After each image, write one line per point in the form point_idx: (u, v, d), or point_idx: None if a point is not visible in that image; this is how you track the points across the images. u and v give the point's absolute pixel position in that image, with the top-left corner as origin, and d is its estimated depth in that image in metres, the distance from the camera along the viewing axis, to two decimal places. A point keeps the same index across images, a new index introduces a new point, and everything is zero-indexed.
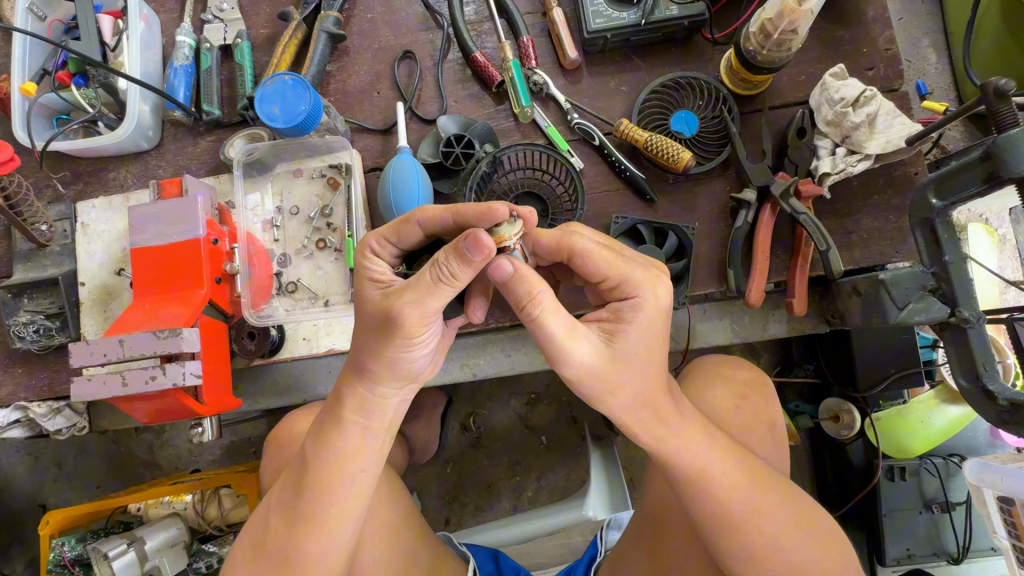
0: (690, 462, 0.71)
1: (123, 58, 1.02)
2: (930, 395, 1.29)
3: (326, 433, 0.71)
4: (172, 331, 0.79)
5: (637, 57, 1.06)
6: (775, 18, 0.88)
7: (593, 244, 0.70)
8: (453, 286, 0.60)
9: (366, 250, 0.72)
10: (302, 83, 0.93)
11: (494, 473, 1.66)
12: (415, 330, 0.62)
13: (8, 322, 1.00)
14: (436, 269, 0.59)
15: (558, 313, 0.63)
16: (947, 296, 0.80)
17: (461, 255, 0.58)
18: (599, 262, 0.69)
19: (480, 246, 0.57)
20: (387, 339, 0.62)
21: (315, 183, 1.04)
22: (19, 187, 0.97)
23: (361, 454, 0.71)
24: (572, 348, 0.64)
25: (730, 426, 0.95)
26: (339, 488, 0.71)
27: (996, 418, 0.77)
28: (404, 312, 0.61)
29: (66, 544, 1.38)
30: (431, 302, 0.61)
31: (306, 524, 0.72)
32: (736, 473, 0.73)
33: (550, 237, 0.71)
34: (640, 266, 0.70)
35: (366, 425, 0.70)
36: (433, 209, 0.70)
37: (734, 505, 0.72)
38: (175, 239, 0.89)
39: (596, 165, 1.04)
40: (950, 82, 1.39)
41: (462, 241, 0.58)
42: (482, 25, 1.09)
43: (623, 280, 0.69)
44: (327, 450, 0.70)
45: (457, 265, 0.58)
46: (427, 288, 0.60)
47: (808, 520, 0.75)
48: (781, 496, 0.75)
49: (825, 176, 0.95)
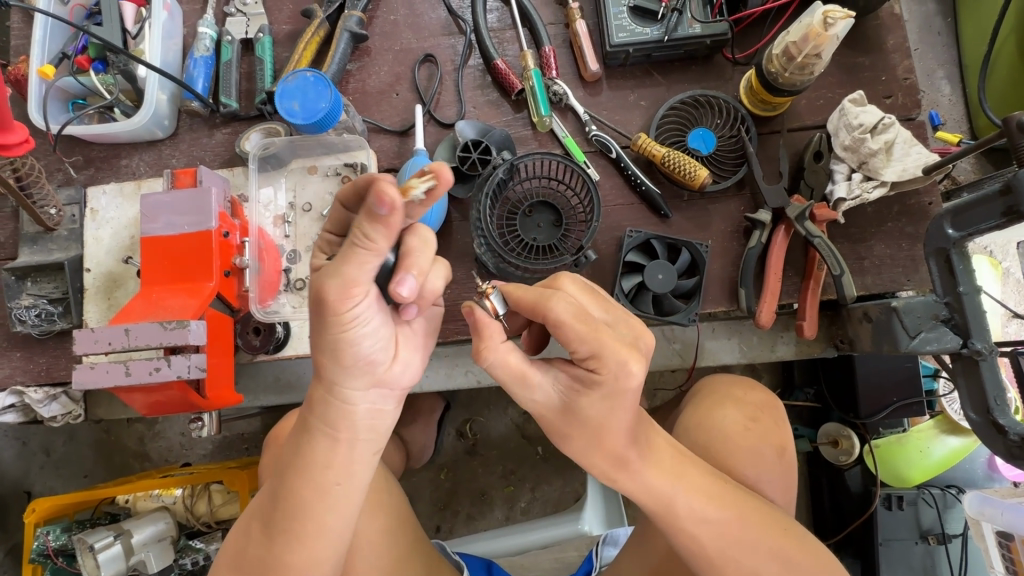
0: (663, 502, 0.69)
1: (145, 46, 1.02)
2: (928, 425, 1.31)
3: (300, 441, 0.68)
4: (180, 322, 0.77)
5: (657, 72, 1.07)
6: (800, 42, 0.89)
7: (567, 314, 0.60)
8: (365, 241, 0.56)
9: None
10: (323, 80, 0.92)
11: (488, 482, 1.64)
12: (340, 303, 0.58)
13: (10, 305, 0.99)
14: (352, 230, 0.57)
15: (508, 365, 0.65)
16: (959, 325, 0.79)
17: (368, 207, 0.55)
18: (571, 334, 0.60)
19: (382, 197, 0.53)
20: (322, 322, 0.60)
21: (330, 181, 1.03)
22: (32, 168, 0.96)
23: (338, 464, 0.67)
24: (527, 390, 0.66)
25: (739, 452, 0.93)
26: (316, 498, 0.68)
27: (1004, 453, 0.75)
28: (326, 285, 0.58)
29: (50, 533, 1.35)
30: (349, 268, 0.58)
31: (284, 545, 0.70)
32: (715, 511, 0.71)
33: (522, 295, 0.63)
34: (619, 341, 0.61)
35: (337, 436, 0.66)
36: (352, 189, 0.68)
37: (710, 543, 0.71)
38: (187, 230, 0.88)
39: (612, 178, 1.04)
40: (963, 114, 1.40)
41: (368, 193, 0.55)
42: (504, 33, 1.09)
43: (594, 356, 0.60)
44: (304, 458, 0.67)
45: (361, 217, 0.55)
46: (345, 256, 0.58)
47: (798, 559, 0.72)
48: (767, 532, 0.72)
49: (841, 202, 0.95)
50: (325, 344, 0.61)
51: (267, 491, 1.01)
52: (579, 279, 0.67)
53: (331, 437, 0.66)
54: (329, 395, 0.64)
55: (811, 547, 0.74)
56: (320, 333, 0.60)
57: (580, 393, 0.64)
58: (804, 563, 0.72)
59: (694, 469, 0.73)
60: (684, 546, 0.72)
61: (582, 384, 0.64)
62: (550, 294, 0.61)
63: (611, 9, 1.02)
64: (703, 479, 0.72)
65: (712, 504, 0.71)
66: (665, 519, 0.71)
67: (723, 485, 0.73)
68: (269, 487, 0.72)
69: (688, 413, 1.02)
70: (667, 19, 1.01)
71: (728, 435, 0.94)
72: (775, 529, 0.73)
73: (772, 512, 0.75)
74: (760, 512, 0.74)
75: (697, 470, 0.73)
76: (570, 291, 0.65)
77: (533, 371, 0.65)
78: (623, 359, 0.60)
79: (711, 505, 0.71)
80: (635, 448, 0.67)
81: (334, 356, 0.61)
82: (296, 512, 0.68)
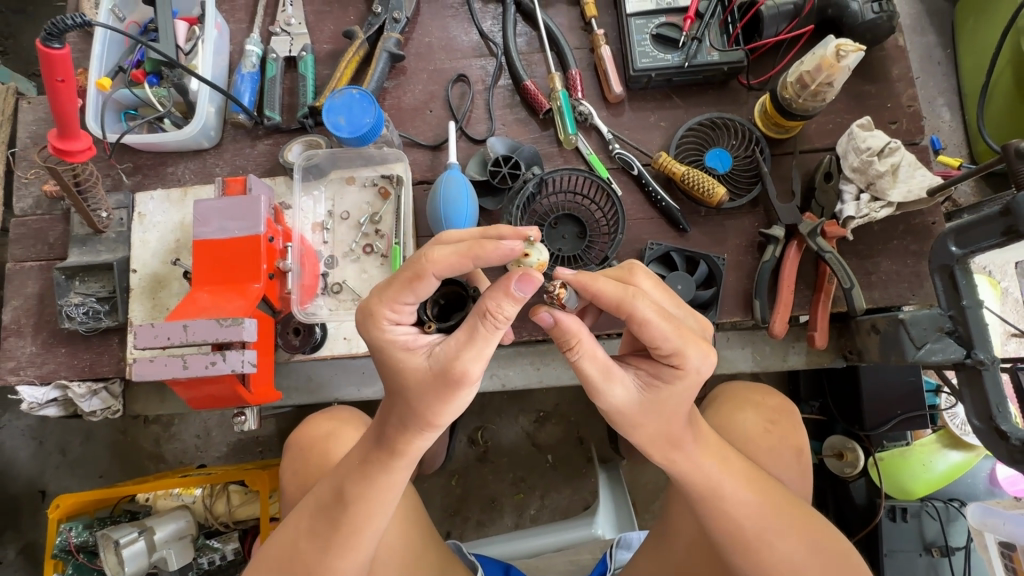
0: (708, 483, 0.75)
1: (196, 62, 1.09)
2: (932, 438, 1.38)
3: (366, 466, 0.74)
4: (235, 320, 0.83)
5: (676, 95, 1.13)
6: (813, 71, 0.96)
7: (652, 312, 0.64)
8: (508, 325, 0.61)
9: (383, 317, 0.68)
10: (368, 97, 0.99)
11: (499, 488, 1.68)
12: (479, 377, 0.63)
13: (59, 302, 1.04)
14: (489, 314, 0.60)
15: (594, 357, 0.66)
16: (962, 337, 0.83)
17: (515, 296, 0.59)
18: (657, 331, 0.64)
19: (530, 281, 0.59)
20: (449, 395, 0.64)
21: (367, 191, 1.10)
22: (90, 174, 1.01)
23: (396, 484, 0.75)
24: (611, 385, 0.68)
25: (758, 453, 0.98)
26: (374, 514, 0.76)
27: (1008, 458, 0.78)
28: (469, 369, 0.61)
29: (72, 529, 1.35)
30: (490, 349, 0.62)
31: (340, 539, 0.76)
32: (751, 495, 0.76)
33: (607, 290, 0.66)
34: (695, 336, 0.68)
35: (411, 464, 0.74)
36: (450, 261, 0.64)
37: (748, 524, 0.76)
38: (238, 235, 0.94)
39: (633, 193, 1.10)
40: (962, 139, 1.47)
41: (510, 280, 0.59)
42: (533, 56, 1.16)
43: (678, 351, 0.66)
44: (375, 480, 0.74)
45: (508, 304, 0.59)
46: (485, 339, 0.61)
47: (823, 543, 0.78)
48: (795, 519, 0.78)
49: (849, 220, 1.02)
50: (447, 408, 0.66)
51: (292, 489, 1.04)
52: (654, 281, 0.75)
53: (405, 465, 0.74)
54: (418, 443, 0.71)
55: (832, 535, 0.80)
56: (443, 405, 0.65)
57: (660, 388, 0.69)
58: (830, 548, 0.78)
59: (734, 456, 0.79)
60: (721, 528, 0.77)
61: (663, 378, 0.69)
62: (634, 292, 0.65)
63: (634, 36, 1.10)
64: (743, 465, 0.78)
65: (749, 487, 0.77)
66: (707, 500, 0.76)
67: (747, 477, 0.78)
68: (327, 497, 0.78)
69: (710, 416, 1.07)
70: (688, 46, 1.08)
71: (748, 436, 1.00)
72: (797, 518, 0.78)
73: (795, 502, 0.80)
74: (789, 501, 0.80)
75: (738, 458, 0.79)
76: (645, 287, 0.74)
77: (615, 366, 0.67)
78: (702, 350, 0.67)
79: (749, 488, 0.77)
80: (671, 440, 0.73)
81: (450, 415, 0.67)
82: (362, 495, 0.74)
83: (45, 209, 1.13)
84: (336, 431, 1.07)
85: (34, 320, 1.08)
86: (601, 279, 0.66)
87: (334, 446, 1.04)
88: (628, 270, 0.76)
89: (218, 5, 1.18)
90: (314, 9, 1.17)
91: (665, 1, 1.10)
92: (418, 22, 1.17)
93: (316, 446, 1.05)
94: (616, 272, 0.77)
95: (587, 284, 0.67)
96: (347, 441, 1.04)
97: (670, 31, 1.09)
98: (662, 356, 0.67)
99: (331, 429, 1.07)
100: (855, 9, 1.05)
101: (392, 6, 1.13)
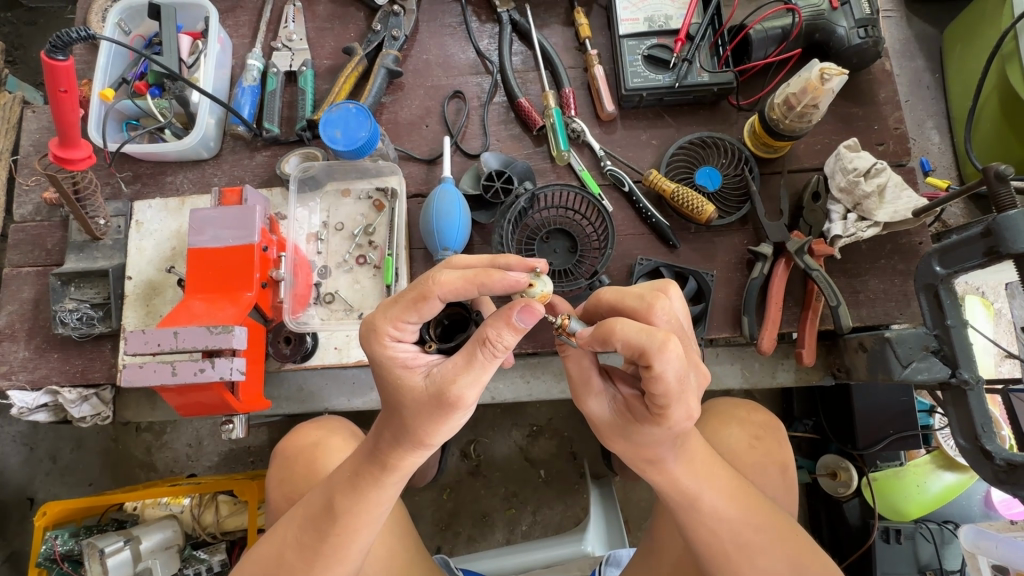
0: (688, 497, 0.75)
1: (198, 74, 1.11)
2: (926, 459, 1.34)
3: (354, 484, 0.74)
4: (225, 327, 0.86)
5: (668, 115, 1.16)
6: (799, 94, 0.98)
7: (669, 368, 0.61)
8: (505, 355, 0.62)
9: (387, 333, 0.68)
10: (364, 112, 1.01)
11: (490, 503, 1.66)
12: (472, 401, 0.64)
13: (54, 307, 1.05)
14: (488, 344, 0.61)
15: (580, 365, 0.75)
16: (948, 356, 0.84)
17: (515, 327, 0.60)
18: (662, 385, 0.63)
19: (531, 314, 0.60)
20: (442, 417, 0.64)
21: (361, 203, 1.12)
22: (89, 182, 1.03)
23: (382, 500, 0.75)
24: (588, 396, 0.75)
25: (747, 469, 0.98)
26: (361, 527, 0.75)
27: (992, 478, 0.79)
28: (465, 394, 0.62)
29: (59, 537, 1.32)
30: (486, 374, 0.63)
31: (325, 554, 0.76)
32: (734, 511, 0.76)
33: (631, 337, 0.61)
34: (693, 396, 0.66)
35: (402, 478, 0.75)
36: (456, 285, 0.64)
37: (728, 539, 0.75)
38: (233, 244, 0.95)
39: (624, 210, 1.11)
40: (952, 162, 1.49)
41: (512, 312, 0.59)
42: (528, 74, 1.18)
43: (668, 405, 0.65)
44: (363, 494, 0.74)
45: (508, 333, 0.60)
46: (483, 365, 0.62)
47: (810, 565, 0.77)
48: (783, 536, 0.77)
49: (837, 239, 1.02)
50: (439, 430, 0.66)
51: (277, 498, 1.03)
52: (673, 320, 0.69)
53: (396, 479, 0.74)
54: (412, 459, 0.71)
55: (820, 555, 0.79)
56: (436, 425, 0.66)
57: (636, 422, 0.71)
58: (819, 567, 0.77)
59: (721, 471, 0.78)
60: (702, 542, 0.77)
61: (643, 417, 0.70)
62: (660, 344, 0.60)
63: (626, 57, 1.12)
64: (728, 481, 0.78)
65: (735, 504, 0.76)
66: (687, 513, 0.76)
67: (735, 493, 0.77)
68: (312, 512, 0.77)
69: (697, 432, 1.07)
70: (678, 68, 1.10)
71: (735, 452, 1.00)
72: (785, 534, 0.78)
73: (784, 519, 0.80)
74: (774, 516, 0.79)
75: (724, 473, 0.78)
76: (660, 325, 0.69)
77: (596, 380, 0.74)
78: (692, 409, 0.66)
79: (732, 504, 0.76)
80: (655, 457, 0.73)
81: (443, 436, 0.68)
82: (350, 508, 0.74)
83: (45, 216, 1.14)
84: (322, 441, 1.06)
85: (29, 325, 1.09)
86: (631, 323, 0.62)
87: (320, 456, 1.03)
88: (659, 296, 0.70)
89: (222, 20, 1.21)
90: (316, 25, 1.20)
91: (657, 23, 1.13)
92: (417, 39, 1.20)
93: (303, 455, 1.04)
94: (645, 293, 0.71)
95: (613, 325, 0.62)
96: (332, 452, 1.04)
97: (661, 52, 1.12)
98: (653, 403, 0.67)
99: (318, 439, 1.07)
100: (842, 33, 1.07)
101: (392, 24, 1.16)
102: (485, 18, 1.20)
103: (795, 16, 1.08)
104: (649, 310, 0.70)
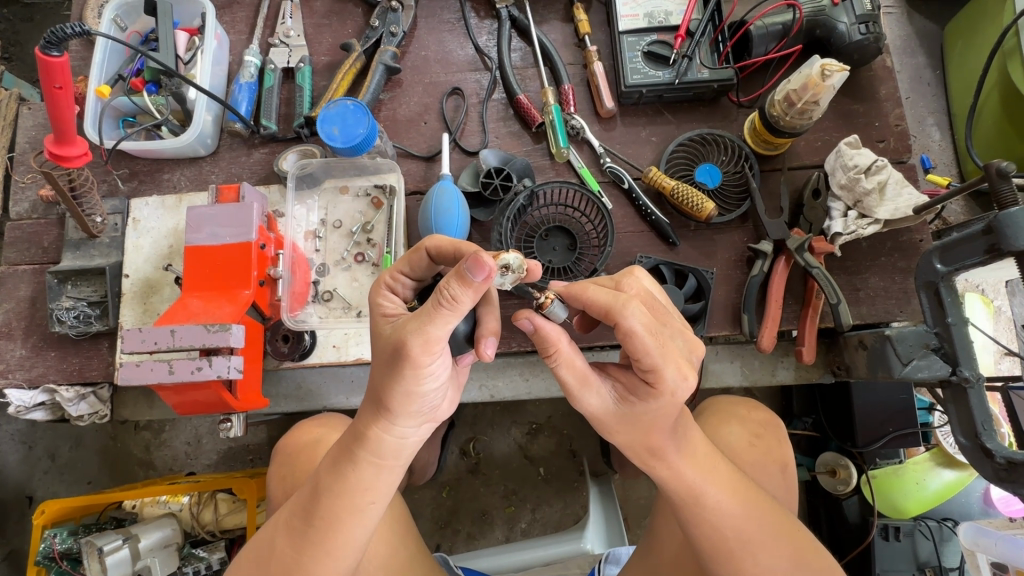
0: (691, 493, 0.75)
1: (195, 71, 1.10)
2: (925, 457, 1.36)
3: (342, 467, 0.73)
4: (222, 326, 0.85)
5: (668, 111, 1.15)
6: (799, 90, 0.98)
7: (639, 324, 0.62)
8: (453, 309, 0.58)
9: (381, 284, 0.73)
10: (362, 108, 1.00)
11: (489, 501, 1.66)
12: (422, 359, 0.61)
13: (51, 305, 1.04)
14: (437, 292, 0.58)
15: (573, 364, 0.69)
16: (948, 354, 0.84)
17: (465, 279, 0.57)
18: (640, 345, 0.63)
19: (480, 265, 0.56)
20: (395, 374, 0.63)
21: (360, 200, 1.11)
22: (86, 180, 1.02)
23: (374, 488, 0.74)
24: (586, 392, 0.70)
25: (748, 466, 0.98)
26: (348, 519, 0.74)
27: (993, 476, 0.78)
28: (410, 346, 0.60)
29: (57, 536, 1.30)
30: (435, 328, 0.60)
31: (312, 545, 0.74)
32: (737, 506, 0.76)
33: (598, 297, 0.65)
34: (679, 355, 0.66)
35: (381, 462, 0.72)
36: (443, 243, 0.71)
37: (732, 535, 0.75)
38: (231, 241, 0.95)
39: (624, 207, 1.11)
40: (952, 160, 1.49)
41: (464, 263, 0.57)
42: (527, 71, 1.17)
43: (656, 368, 0.64)
44: (345, 478, 0.73)
45: (457, 286, 0.57)
46: (431, 317, 0.60)
47: (812, 564, 0.77)
48: (783, 533, 0.77)
49: (837, 236, 1.02)
50: (396, 393, 0.65)
51: (278, 495, 1.03)
52: (643, 291, 0.72)
53: (375, 461, 0.72)
54: (383, 435, 0.70)
55: (820, 553, 0.79)
56: (390, 383, 0.64)
57: (636, 403, 0.69)
58: (818, 567, 0.77)
59: (722, 466, 0.78)
60: (705, 538, 0.76)
61: (641, 394, 0.69)
62: (624, 299, 0.63)
63: (626, 53, 1.12)
64: (729, 475, 0.77)
65: (736, 499, 0.76)
66: (691, 509, 0.75)
67: (736, 488, 0.77)
68: (303, 499, 0.76)
69: None
70: (678, 64, 1.10)
71: (735, 449, 1.00)
72: (784, 531, 0.78)
73: (785, 516, 0.80)
74: (776, 514, 0.79)
75: (726, 468, 0.78)
76: (631, 293, 0.71)
77: (593, 375, 0.70)
78: (681, 372, 0.66)
79: (734, 500, 0.76)
80: (658, 447, 0.72)
81: (401, 402, 0.65)
82: (335, 495, 0.73)
83: (41, 213, 1.14)
84: (322, 438, 1.06)
85: (26, 323, 1.09)
86: (593, 285, 0.66)
87: (320, 451, 1.03)
88: (626, 273, 0.74)
89: (220, 17, 1.20)
90: (314, 21, 1.19)
91: (657, 19, 1.12)
92: (415, 36, 1.19)
93: (304, 452, 1.04)
94: (614, 273, 0.75)
95: (580, 291, 0.67)
96: None
97: (661, 48, 1.11)
98: (643, 371, 0.66)
99: (319, 436, 1.07)
100: (843, 29, 1.07)
101: (390, 20, 1.15)
102: (484, 14, 1.19)
103: (795, 12, 1.07)
104: (617, 285, 0.73)
